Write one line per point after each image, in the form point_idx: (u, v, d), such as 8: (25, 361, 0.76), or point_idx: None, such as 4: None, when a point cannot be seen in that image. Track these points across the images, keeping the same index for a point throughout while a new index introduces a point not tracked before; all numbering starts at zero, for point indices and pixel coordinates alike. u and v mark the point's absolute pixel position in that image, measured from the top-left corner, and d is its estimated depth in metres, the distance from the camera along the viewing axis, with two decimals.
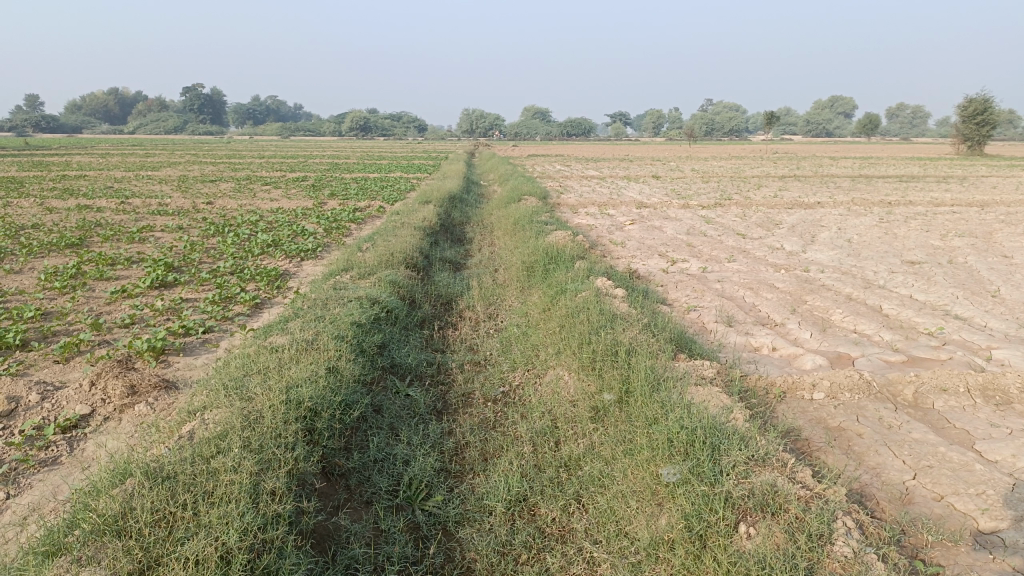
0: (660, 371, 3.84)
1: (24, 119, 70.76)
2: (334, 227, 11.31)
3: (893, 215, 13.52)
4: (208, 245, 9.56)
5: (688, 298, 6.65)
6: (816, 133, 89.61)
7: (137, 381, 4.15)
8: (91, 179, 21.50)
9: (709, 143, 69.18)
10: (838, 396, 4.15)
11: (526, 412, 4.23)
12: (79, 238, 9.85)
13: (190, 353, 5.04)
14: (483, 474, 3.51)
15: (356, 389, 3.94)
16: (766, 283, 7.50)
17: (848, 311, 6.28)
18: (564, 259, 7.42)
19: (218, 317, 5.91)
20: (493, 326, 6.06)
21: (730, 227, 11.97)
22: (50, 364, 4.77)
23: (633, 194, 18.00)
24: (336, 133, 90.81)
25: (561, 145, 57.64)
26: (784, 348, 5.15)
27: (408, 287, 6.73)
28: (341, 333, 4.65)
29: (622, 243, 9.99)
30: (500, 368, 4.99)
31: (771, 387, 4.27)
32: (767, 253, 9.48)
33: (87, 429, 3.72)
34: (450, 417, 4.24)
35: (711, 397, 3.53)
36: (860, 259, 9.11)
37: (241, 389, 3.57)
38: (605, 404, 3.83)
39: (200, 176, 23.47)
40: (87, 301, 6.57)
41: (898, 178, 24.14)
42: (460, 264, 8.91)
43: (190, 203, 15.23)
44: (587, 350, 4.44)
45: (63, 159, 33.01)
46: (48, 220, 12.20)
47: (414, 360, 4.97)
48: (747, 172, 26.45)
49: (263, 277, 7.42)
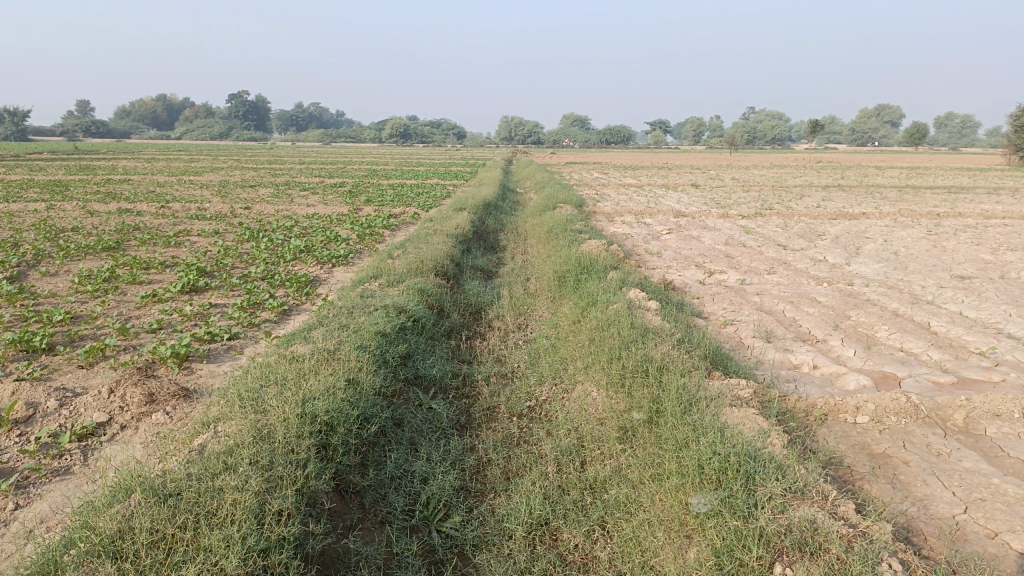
0: (692, 391, 3.64)
1: (75, 123, 72.70)
2: (368, 233, 11.30)
3: (941, 228, 13.07)
4: (241, 250, 9.58)
5: (724, 311, 6.43)
6: (860, 142, 87.87)
7: (156, 389, 4.08)
8: (134, 183, 21.90)
9: (750, 152, 68.29)
10: (882, 420, 3.91)
11: (552, 429, 4.07)
12: (116, 241, 9.95)
13: (213, 360, 4.98)
14: (505, 494, 3.36)
15: (376, 402, 3.82)
16: (808, 296, 7.23)
17: (894, 328, 6.00)
18: (597, 269, 7.24)
19: (244, 323, 5.85)
20: (522, 337, 5.91)
21: (771, 238, 11.67)
22: (73, 369, 4.74)
23: (671, 203, 17.73)
24: (375, 140, 91.69)
25: (600, 152, 57.26)
26: (825, 367, 4.91)
27: (437, 295, 6.62)
28: (364, 343, 4.53)
29: (658, 253, 9.78)
30: (527, 381, 4.83)
31: (812, 408, 4.04)
32: (809, 265, 9.20)
33: (103, 437, 3.65)
34: (473, 433, 4.10)
35: (746, 420, 3.33)
36: (907, 272, 8.78)
37: (256, 401, 3.47)
38: (634, 423, 3.65)
39: (241, 182, 23.78)
40: (118, 305, 6.59)
41: (946, 188, 23.45)
42: (492, 272, 8.79)
43: (228, 207, 15.37)
44: (616, 366, 4.26)
45: (109, 163, 33.73)
46: (89, 223, 12.38)
47: (438, 371, 4.84)
48: (788, 181, 25.97)
49: (293, 282, 7.37)
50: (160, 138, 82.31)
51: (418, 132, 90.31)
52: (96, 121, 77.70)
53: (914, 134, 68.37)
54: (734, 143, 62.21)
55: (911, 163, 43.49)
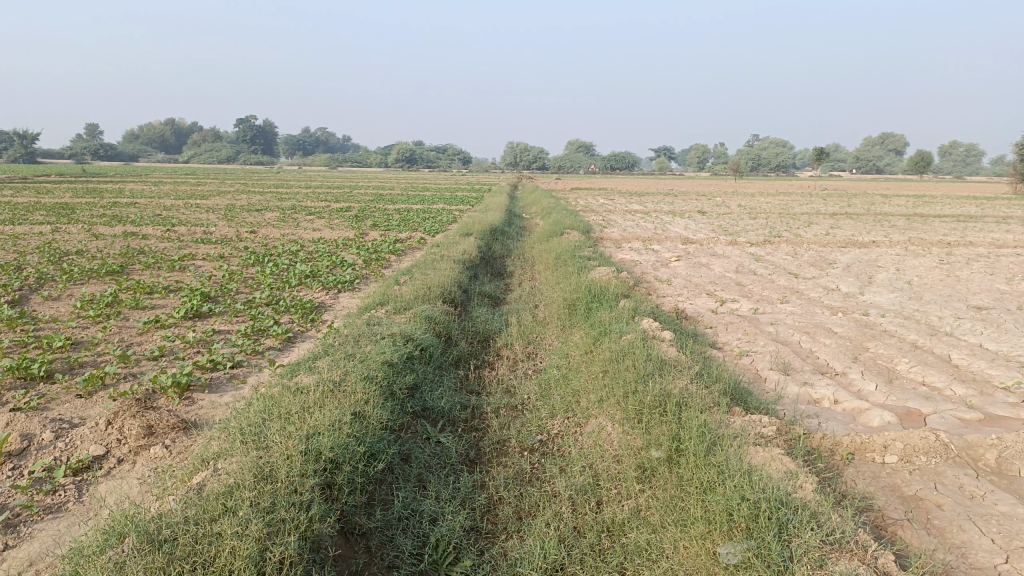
0: (715, 428, 3.48)
1: (83, 146, 73.10)
2: (374, 259, 11.18)
3: (953, 257, 12.93)
4: (246, 275, 9.47)
5: (739, 342, 6.27)
6: (865, 170, 87.99)
7: (155, 421, 3.94)
8: (141, 207, 21.90)
9: (754, 180, 68.39)
10: (911, 460, 3.74)
11: (565, 465, 3.91)
12: (120, 265, 9.84)
13: (216, 389, 4.84)
14: (518, 536, 3.19)
15: (383, 436, 3.66)
16: (823, 327, 7.08)
17: (914, 361, 5.83)
18: (608, 297, 7.10)
19: (247, 350, 5.72)
20: (531, 367, 5.76)
21: (781, 266, 11.54)
22: (71, 398, 4.60)
23: (678, 230, 17.63)
24: (381, 165, 92.15)
25: (606, 179, 57.30)
26: (847, 402, 4.75)
27: (445, 323, 6.48)
28: (371, 373, 4.39)
29: (668, 280, 9.65)
30: (538, 414, 4.67)
31: (837, 447, 3.87)
32: (822, 295, 9.04)
33: (99, 471, 3.51)
34: (483, 468, 3.94)
35: (772, 461, 3.17)
36: (922, 302, 8.62)
37: (258, 436, 3.32)
38: (652, 461, 3.48)
39: (247, 205, 23.75)
40: (120, 330, 6.46)
41: (955, 217, 23.32)
42: (499, 299, 8.65)
43: (234, 231, 15.30)
44: (632, 400, 4.10)
45: (116, 185, 33.82)
46: (93, 246, 12.30)
47: (447, 403, 4.69)
48: (795, 208, 25.89)
49: (298, 308, 7.25)
50: (168, 161, 82.74)
51: (424, 157, 90.78)
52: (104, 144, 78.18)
53: (920, 162, 68.44)
54: (739, 170, 62.25)
55: (918, 191, 43.40)
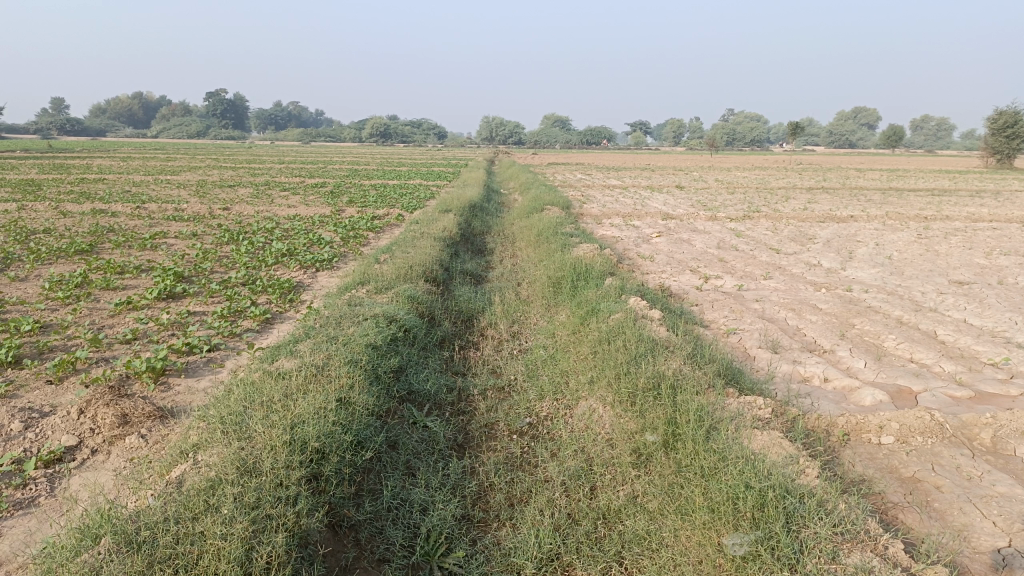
0: (711, 412, 3.41)
1: (50, 121, 71.36)
2: (351, 236, 10.97)
3: (930, 231, 12.99)
4: (221, 254, 9.24)
5: (726, 320, 6.21)
6: (839, 144, 88.48)
7: (131, 409, 3.77)
8: (109, 183, 21.37)
9: (729, 154, 68.53)
10: (907, 440, 3.68)
11: (557, 450, 3.81)
12: (89, 244, 9.55)
13: (192, 374, 4.67)
14: (510, 524, 3.10)
15: (369, 423, 3.54)
16: (808, 303, 7.04)
17: (902, 338, 5.79)
18: (593, 275, 6.98)
19: (224, 333, 5.54)
20: (517, 347, 5.64)
21: (762, 241, 11.51)
22: (41, 384, 4.41)
23: (658, 205, 17.55)
24: (355, 140, 91.01)
25: (582, 155, 57.00)
26: (838, 380, 4.70)
27: (428, 302, 6.34)
28: (355, 356, 4.25)
29: (651, 257, 9.57)
30: (526, 396, 4.57)
31: (833, 428, 3.81)
32: (805, 270, 9.00)
33: (73, 463, 3.35)
34: (473, 453, 3.83)
35: (773, 445, 3.10)
36: (904, 277, 8.62)
37: (240, 425, 3.17)
38: (648, 446, 3.39)
39: (219, 181, 23.26)
40: (91, 312, 6.24)
41: (930, 190, 23.48)
42: (481, 277, 8.51)
43: (207, 208, 14.97)
44: (625, 382, 4.00)
45: (84, 162, 32.96)
46: (61, 224, 11.94)
47: (432, 387, 4.57)
48: (773, 183, 25.94)
49: (276, 288, 7.06)
50: (137, 137, 81.17)
51: (398, 132, 89.89)
52: (71, 119, 76.44)
53: (892, 136, 68.98)
54: (714, 145, 62.32)
55: (890, 166, 43.75)
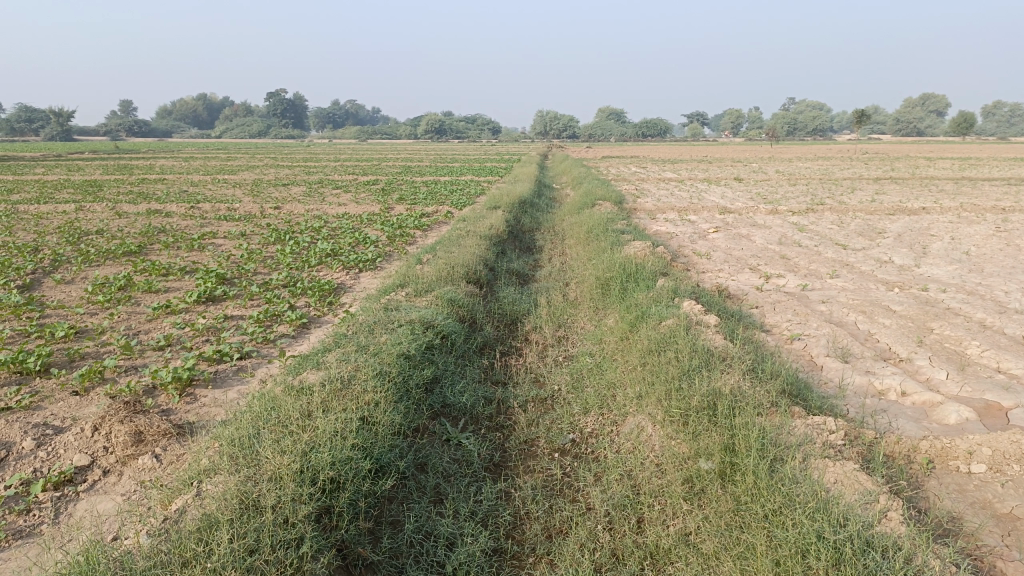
0: (776, 438, 3.01)
1: (117, 123, 73.63)
2: (398, 235, 10.77)
3: (1010, 223, 12.14)
4: (266, 254, 9.13)
5: (790, 324, 5.75)
6: (905, 132, 85.26)
7: (146, 426, 3.56)
8: (167, 183, 21.74)
9: (789, 145, 66.73)
10: (1003, 468, 3.20)
11: (601, 473, 3.47)
12: (138, 245, 9.55)
13: (220, 384, 4.46)
14: (546, 561, 2.77)
15: (394, 444, 3.25)
16: (880, 304, 6.51)
17: (987, 345, 5.25)
18: (644, 275, 6.58)
19: (258, 339, 5.33)
20: (562, 354, 5.30)
21: (828, 236, 10.89)
22: (66, 396, 4.26)
23: (715, 198, 16.94)
24: (410, 137, 91.64)
25: (637, 150, 56.32)
26: (917, 395, 4.24)
27: (470, 305, 6.05)
28: (385, 368, 3.96)
29: (707, 254, 9.10)
30: (568, 410, 4.24)
31: (915, 454, 3.35)
32: (874, 268, 8.43)
33: (82, 485, 3.15)
34: (510, 475, 3.51)
35: (845, 481, 2.71)
36: (985, 275, 7.97)
37: (250, 450, 2.90)
38: (702, 474, 3.01)
39: (273, 180, 23.46)
40: (128, 317, 6.13)
41: (1007, 179, 22.19)
42: (528, 277, 8.20)
43: (259, 207, 14.98)
44: (677, 399, 3.61)
45: (147, 162, 33.69)
46: (115, 225, 12.06)
47: (469, 399, 4.26)
48: (837, 174, 24.98)
49: (316, 290, 6.87)
50: (201, 138, 83.30)
51: (453, 128, 90.26)
52: (139, 122, 78.88)
53: (961, 123, 66.21)
54: (774, 136, 60.85)
55: (958, 154, 41.75)
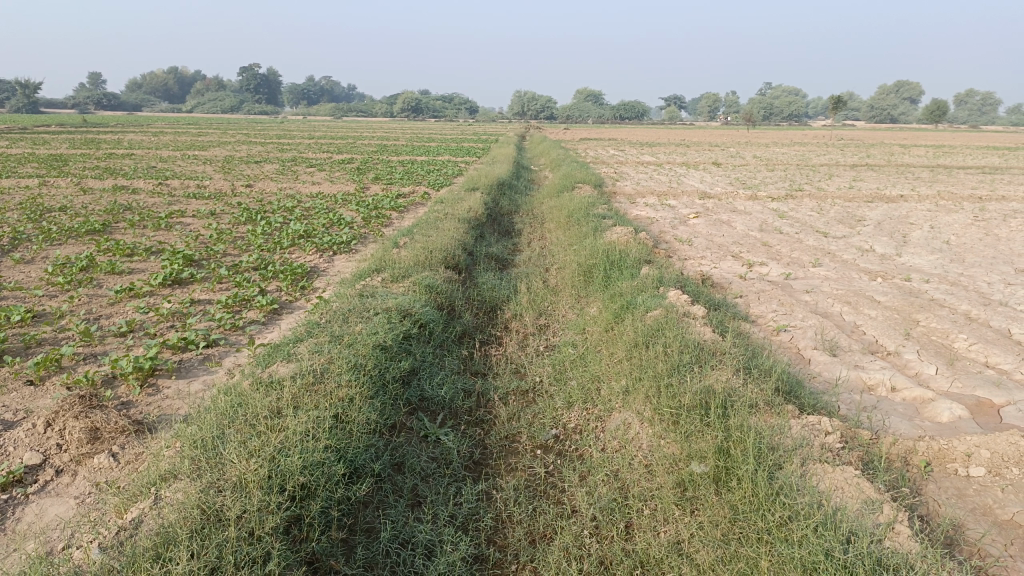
0: (772, 441, 2.87)
1: (84, 96, 71.85)
2: (373, 216, 10.52)
3: (988, 212, 12.18)
4: (236, 235, 8.83)
5: (775, 315, 5.63)
6: (878, 118, 85.85)
7: (103, 422, 3.33)
8: (135, 159, 21.14)
9: (765, 130, 66.85)
10: (1002, 471, 3.08)
11: (587, 473, 3.31)
12: (102, 223, 9.20)
13: (184, 375, 4.23)
14: (529, 570, 2.60)
15: (369, 444, 3.07)
16: (865, 295, 6.41)
17: (975, 338, 5.16)
18: (627, 262, 6.43)
19: (226, 326, 5.09)
20: (544, 344, 5.14)
21: (808, 223, 10.82)
22: (20, 386, 4.01)
23: (694, 182, 16.85)
24: (386, 115, 90.61)
25: (614, 131, 56.04)
26: (908, 391, 4.13)
27: (448, 292, 5.85)
28: (360, 361, 3.76)
29: (688, 241, 8.98)
30: (551, 404, 4.08)
31: (911, 456, 3.23)
32: (857, 256, 8.35)
33: (32, 486, 2.92)
34: (491, 475, 3.34)
35: (847, 489, 2.58)
36: (966, 265, 7.93)
37: (214, 452, 2.70)
38: (695, 478, 2.86)
39: (245, 157, 22.95)
40: (89, 300, 5.85)
41: (980, 168, 22.39)
42: (507, 262, 8.01)
43: (230, 185, 14.60)
44: (666, 397, 3.46)
45: (115, 137, 32.89)
46: (79, 201, 11.66)
47: (448, 392, 4.08)
48: (814, 160, 25.07)
49: (288, 274, 6.63)
50: (172, 113, 81.68)
51: (429, 107, 89.38)
52: (109, 95, 77.16)
53: (934, 110, 66.70)
54: (750, 120, 60.86)
55: (932, 141, 42.15)
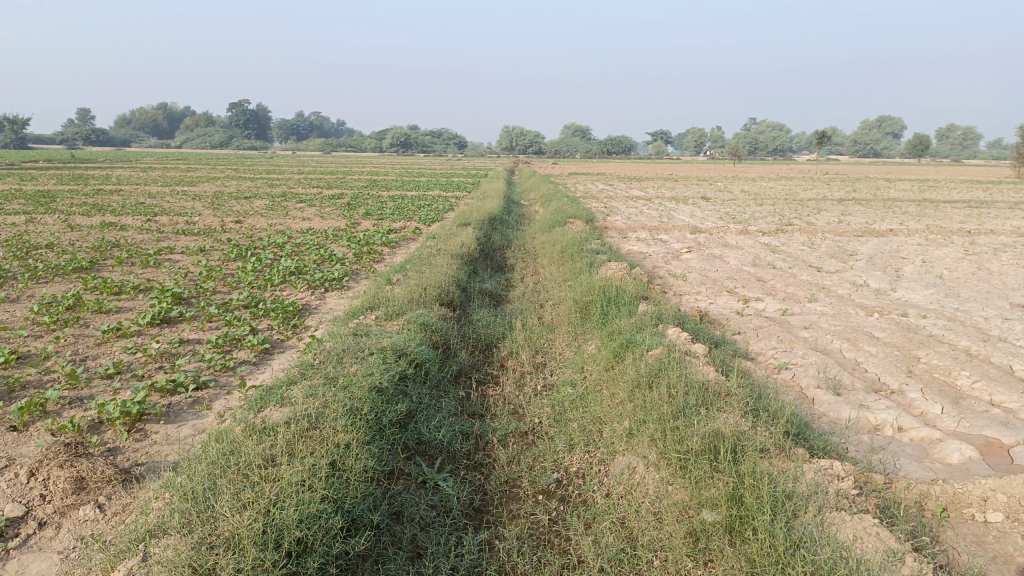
0: (786, 488, 2.78)
1: (73, 132, 71.86)
2: (365, 252, 10.44)
3: (977, 246, 12.24)
4: (226, 272, 8.72)
5: (775, 352, 5.56)
6: (862, 153, 86.93)
7: (89, 471, 3.19)
8: (124, 195, 21.02)
9: (751, 164, 67.53)
10: (1020, 517, 2.99)
11: (592, 520, 3.20)
12: (89, 260, 9.07)
13: (174, 420, 4.10)
14: None
15: (367, 492, 2.95)
16: (864, 331, 6.36)
17: (978, 375, 5.10)
18: (624, 299, 6.36)
19: (216, 366, 4.97)
20: (542, 383, 5.04)
21: (800, 258, 10.82)
22: (1, 433, 3.86)
23: (685, 217, 16.91)
24: (375, 150, 91.02)
25: (603, 166, 56.49)
26: (915, 430, 4.05)
27: (443, 330, 5.76)
28: (355, 404, 3.65)
29: (683, 276, 8.94)
30: (552, 446, 3.97)
31: (925, 500, 3.14)
32: (851, 291, 8.32)
33: (13, 540, 2.78)
34: (493, 523, 3.22)
35: (867, 540, 2.49)
36: (961, 300, 7.91)
37: (205, 505, 2.58)
38: (707, 527, 2.75)
39: (235, 193, 22.89)
40: (75, 340, 5.72)
41: (966, 202, 22.60)
42: (501, 298, 7.93)
43: (219, 221, 14.51)
44: (673, 441, 3.36)
45: (103, 172, 32.81)
46: (66, 238, 11.51)
47: (446, 435, 3.97)
48: (801, 194, 25.26)
49: (279, 312, 6.52)
50: (161, 149, 81.78)
51: (419, 141, 89.92)
52: (98, 131, 77.21)
53: (916, 145, 67.61)
54: (737, 154, 61.49)
55: (916, 175, 42.53)
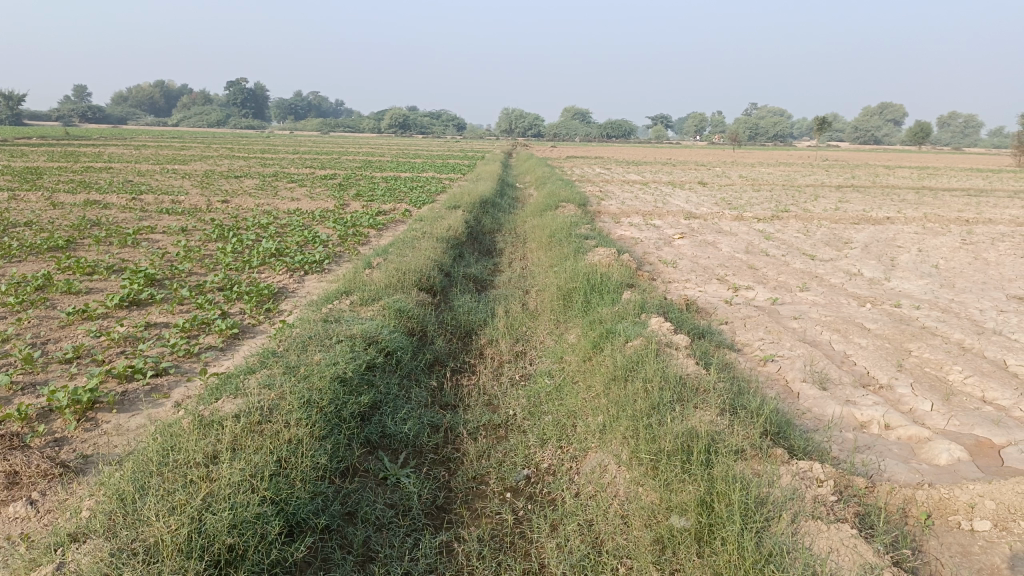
0: (759, 495, 2.60)
1: (69, 109, 71.23)
2: (351, 234, 10.23)
3: (975, 235, 12.03)
4: (205, 253, 8.50)
5: (762, 343, 5.38)
6: (861, 141, 86.29)
7: (22, 466, 3.01)
8: (112, 172, 20.70)
9: (751, 149, 67.16)
10: (1009, 525, 2.80)
11: (558, 522, 3.01)
12: (66, 240, 8.84)
13: (127, 408, 3.90)
14: None
15: (314, 493, 2.78)
16: (855, 322, 6.17)
17: (970, 370, 4.92)
18: (608, 286, 6.17)
19: (180, 352, 4.78)
20: (519, 373, 4.86)
21: (795, 245, 10.63)
22: None
23: (680, 202, 16.68)
24: (373, 131, 90.42)
25: (601, 150, 56.15)
26: (902, 429, 3.87)
27: (420, 317, 5.57)
28: (313, 396, 3.47)
29: (673, 263, 8.74)
30: (523, 441, 3.79)
31: (910, 507, 2.96)
32: (844, 280, 8.14)
33: None
34: (453, 523, 3.04)
35: (843, 553, 2.32)
36: (957, 291, 7.73)
37: (133, 507, 2.41)
38: (675, 534, 2.58)
39: (226, 172, 22.58)
40: (39, 322, 5.51)
41: (964, 190, 22.39)
42: (486, 283, 7.74)
43: (206, 200, 14.26)
44: (646, 440, 3.19)
45: (95, 148, 32.45)
46: (47, 216, 11.25)
47: (412, 429, 3.78)
48: (799, 180, 25.05)
49: (254, 295, 6.32)
50: (156, 126, 81.12)
51: (417, 123, 89.30)
52: (93, 107, 76.49)
53: (917, 132, 67.17)
54: (736, 140, 61.15)
55: (916, 163, 42.28)
